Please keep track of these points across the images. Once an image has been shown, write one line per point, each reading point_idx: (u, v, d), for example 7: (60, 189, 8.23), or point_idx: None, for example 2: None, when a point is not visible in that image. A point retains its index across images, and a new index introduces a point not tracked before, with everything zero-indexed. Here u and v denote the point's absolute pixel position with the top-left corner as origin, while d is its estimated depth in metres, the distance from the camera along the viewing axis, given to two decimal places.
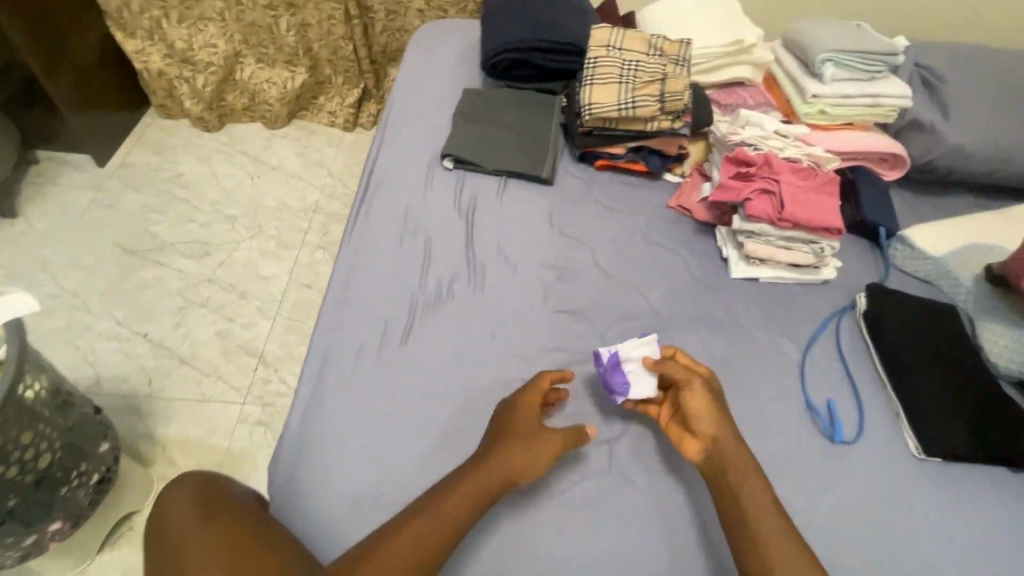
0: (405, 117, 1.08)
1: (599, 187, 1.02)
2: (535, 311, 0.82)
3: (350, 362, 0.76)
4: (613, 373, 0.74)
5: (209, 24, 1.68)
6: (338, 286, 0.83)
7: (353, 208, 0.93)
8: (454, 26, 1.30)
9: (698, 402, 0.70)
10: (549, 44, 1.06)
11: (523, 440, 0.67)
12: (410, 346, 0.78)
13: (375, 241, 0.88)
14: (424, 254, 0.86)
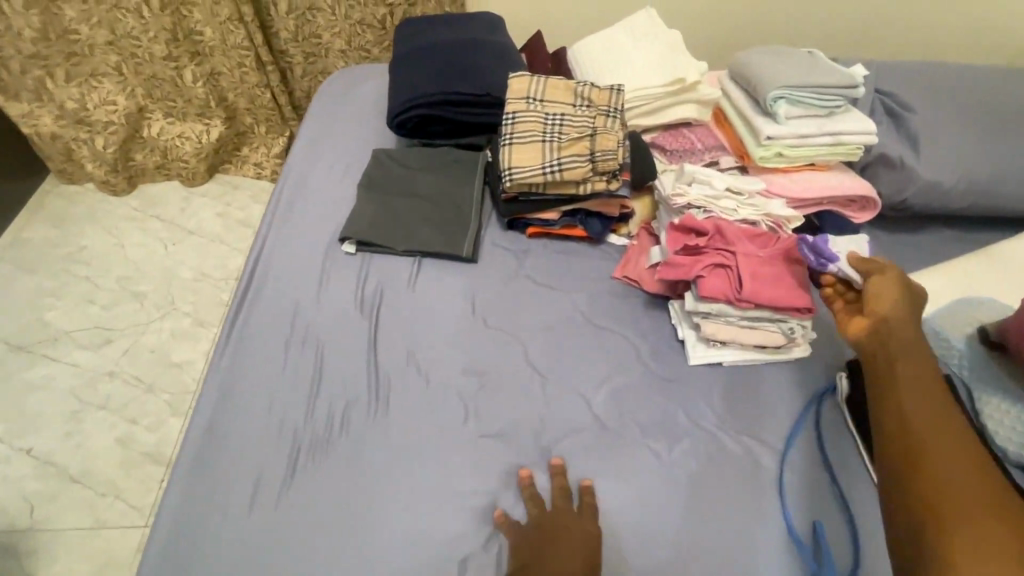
0: (299, 191, 0.92)
1: (532, 259, 0.87)
2: (447, 438, 0.67)
3: (213, 531, 0.61)
4: (820, 248, 0.71)
5: (105, 80, 1.51)
6: (204, 425, 0.68)
7: (229, 314, 0.77)
8: (367, 74, 1.16)
9: (881, 286, 0.65)
10: (463, 97, 0.91)
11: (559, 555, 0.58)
12: (288, 503, 0.63)
13: (254, 360, 0.72)
14: (314, 372, 0.71)
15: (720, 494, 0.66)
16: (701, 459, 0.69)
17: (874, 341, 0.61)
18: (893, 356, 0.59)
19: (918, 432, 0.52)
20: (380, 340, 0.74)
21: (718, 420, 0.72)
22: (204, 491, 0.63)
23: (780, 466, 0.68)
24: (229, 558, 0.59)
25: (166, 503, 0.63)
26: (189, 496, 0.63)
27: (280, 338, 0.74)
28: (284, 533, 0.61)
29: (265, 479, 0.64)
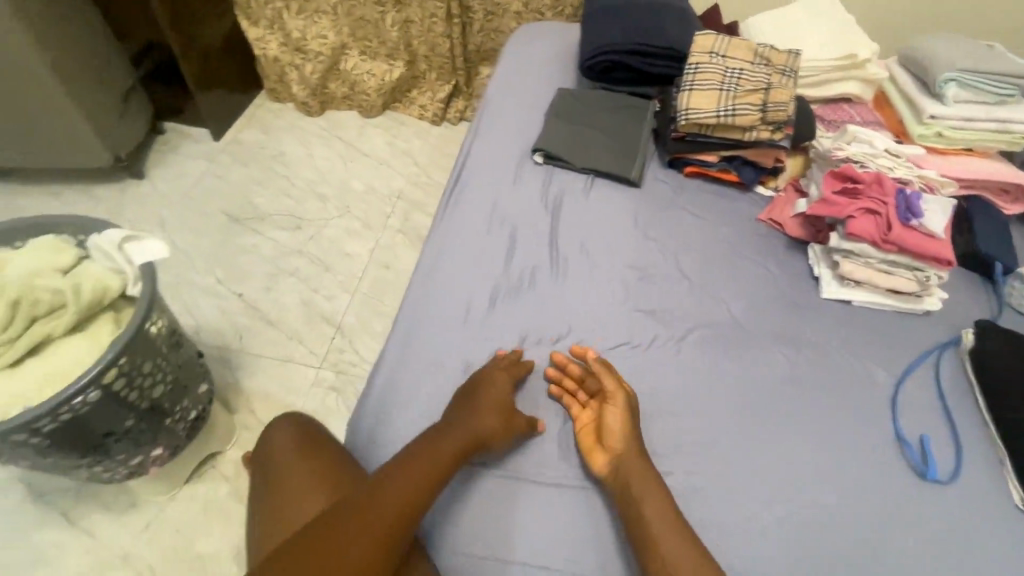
0: (498, 113, 1.11)
1: (687, 194, 1.00)
2: (611, 309, 0.83)
3: (432, 338, 0.79)
4: (911, 201, 0.82)
5: (323, 17, 1.81)
6: (424, 267, 0.87)
7: (443, 198, 0.97)
8: (552, 27, 1.33)
9: (616, 420, 0.71)
10: (648, 49, 1.06)
11: (485, 425, 0.69)
12: (488, 329, 0.80)
13: (463, 226, 0.91)
14: (509, 242, 0.89)
15: (835, 398, 0.77)
16: (823, 369, 0.80)
17: (625, 482, 0.66)
18: (636, 494, 0.65)
19: (655, 539, 0.61)
20: (560, 231, 0.91)
21: (842, 344, 0.82)
22: (428, 310, 0.82)
23: (895, 389, 0.78)
24: (445, 355, 0.78)
25: (402, 314, 0.82)
26: (416, 312, 0.82)
27: (485, 216, 0.92)
28: (482, 351, 0.79)
29: (470, 311, 0.82)
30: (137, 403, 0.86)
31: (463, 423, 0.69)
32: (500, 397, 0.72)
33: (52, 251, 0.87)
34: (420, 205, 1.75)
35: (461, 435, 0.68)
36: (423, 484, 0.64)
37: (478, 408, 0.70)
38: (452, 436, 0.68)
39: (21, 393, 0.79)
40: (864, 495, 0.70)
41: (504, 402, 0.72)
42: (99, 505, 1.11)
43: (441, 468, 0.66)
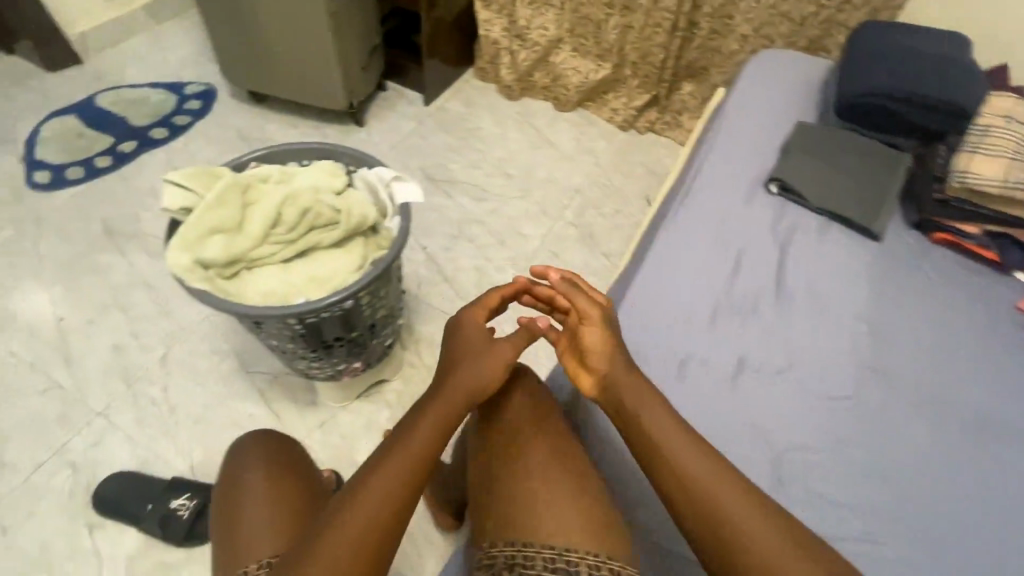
0: (732, 135, 1.10)
1: (933, 263, 0.92)
2: (836, 358, 0.80)
3: (653, 337, 0.80)
4: None
5: (551, 10, 1.90)
6: (648, 268, 0.88)
7: (670, 208, 0.99)
8: (795, 57, 1.29)
9: (596, 336, 0.76)
10: (923, 99, 0.99)
11: (471, 366, 0.77)
12: (709, 343, 0.80)
13: (691, 239, 0.91)
14: (735, 265, 0.88)
15: None
16: None
17: (639, 416, 0.69)
18: (631, 418, 0.70)
19: (666, 459, 0.66)
20: (789, 266, 0.89)
21: None
22: (649, 307, 0.83)
23: None
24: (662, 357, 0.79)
25: (623, 305, 0.84)
26: (637, 306, 0.83)
27: (713, 234, 0.92)
28: (700, 365, 0.78)
29: (690, 319, 0.82)
30: (365, 320, 0.99)
31: (452, 367, 0.78)
32: (480, 343, 0.81)
33: (330, 174, 1.02)
34: (596, 204, 1.79)
35: (470, 376, 0.76)
36: (438, 421, 0.73)
37: (479, 356, 0.79)
38: (455, 378, 0.76)
39: (292, 286, 0.94)
40: None
41: (481, 347, 0.80)
42: (288, 394, 1.29)
43: (451, 406, 0.74)
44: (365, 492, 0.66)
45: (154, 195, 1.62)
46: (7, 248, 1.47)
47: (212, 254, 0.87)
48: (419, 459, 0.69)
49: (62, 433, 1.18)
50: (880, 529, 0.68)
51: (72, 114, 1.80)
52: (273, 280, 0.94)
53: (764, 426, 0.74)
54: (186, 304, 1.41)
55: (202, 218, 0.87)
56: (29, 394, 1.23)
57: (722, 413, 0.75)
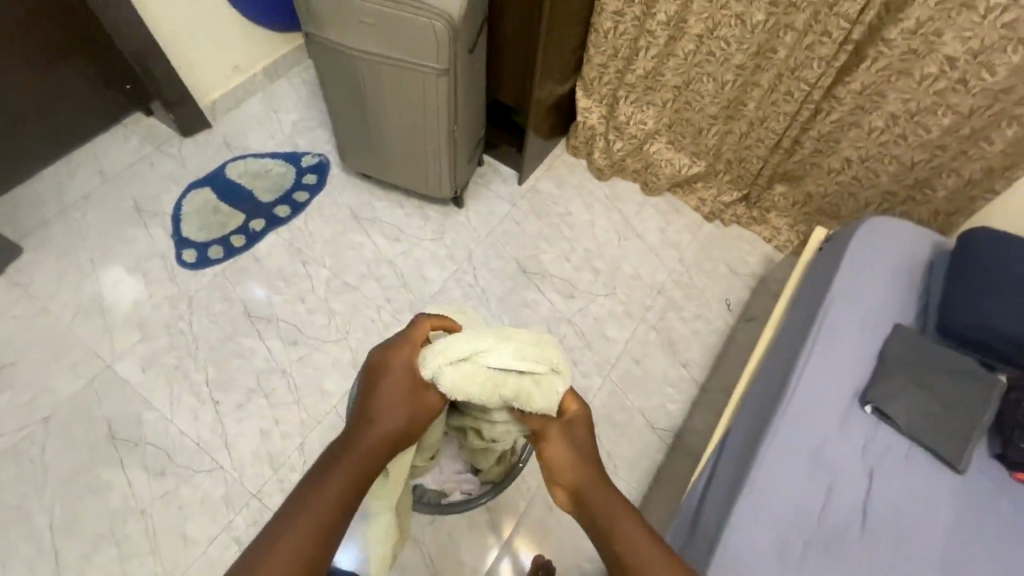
0: (838, 333, 1.18)
1: (1007, 498, 1.03)
2: None
3: (768, 546, 0.98)
4: None
5: (652, 108, 1.93)
6: (765, 466, 1.05)
7: (786, 392, 1.12)
8: (915, 228, 1.34)
9: (553, 451, 0.87)
10: (1010, 347, 1.09)
11: (379, 427, 0.83)
12: (812, 559, 0.97)
13: (802, 441, 1.07)
14: (832, 481, 1.04)
15: None
16: None
17: (569, 488, 0.84)
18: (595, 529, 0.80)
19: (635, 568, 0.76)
20: (873, 509, 1.02)
21: None
22: (741, 547, 0.98)
23: None
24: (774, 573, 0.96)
25: (723, 541, 0.99)
26: (728, 542, 0.98)
27: (806, 476, 1.04)
28: None
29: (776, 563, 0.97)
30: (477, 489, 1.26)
31: (359, 425, 0.83)
32: (384, 409, 0.85)
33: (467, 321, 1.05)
34: (678, 309, 1.89)
35: (383, 426, 0.83)
36: (351, 482, 0.77)
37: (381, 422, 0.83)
38: (361, 441, 0.81)
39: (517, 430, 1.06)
40: None
41: (382, 410, 0.85)
42: None
43: (342, 482, 0.76)
44: (273, 560, 0.68)
45: (283, 279, 1.83)
46: (166, 327, 1.71)
47: (542, 392, 0.89)
48: (332, 516, 0.73)
49: (227, 513, 1.45)
50: None
51: (207, 185, 2.01)
52: (488, 427, 1.00)
53: None
54: (316, 394, 1.64)
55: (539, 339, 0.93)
56: (197, 473, 1.50)
57: None
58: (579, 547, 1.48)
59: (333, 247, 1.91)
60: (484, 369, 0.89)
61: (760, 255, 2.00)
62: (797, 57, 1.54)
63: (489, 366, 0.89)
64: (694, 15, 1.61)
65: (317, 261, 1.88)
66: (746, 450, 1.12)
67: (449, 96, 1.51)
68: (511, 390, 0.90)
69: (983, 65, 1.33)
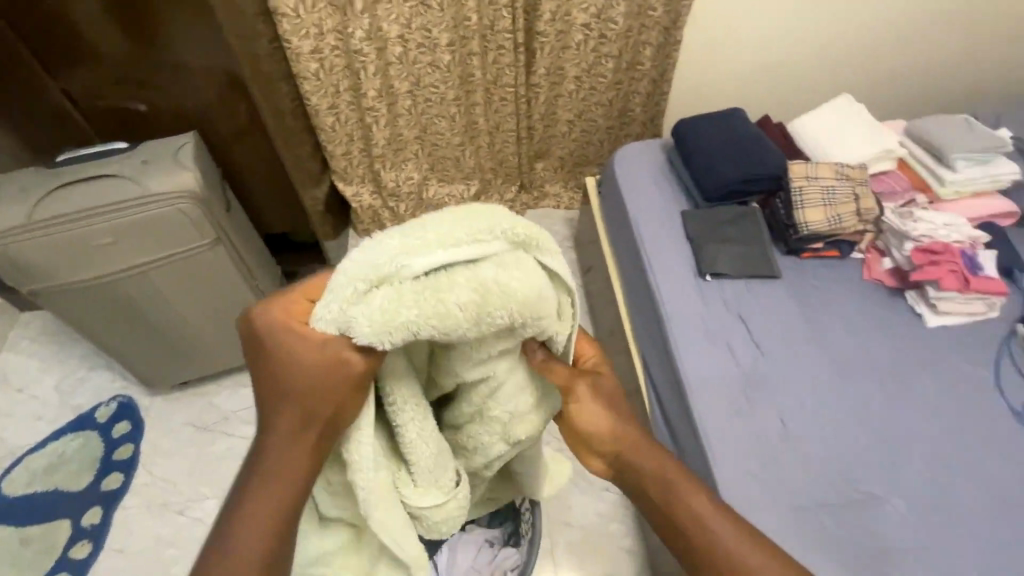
0: (656, 241, 1.47)
1: (810, 272, 1.42)
2: (808, 370, 1.27)
3: (725, 417, 1.20)
4: (971, 256, 1.31)
5: (410, 163, 2.06)
6: (685, 367, 1.27)
7: (659, 306, 1.37)
8: (645, 142, 1.72)
9: (589, 415, 0.65)
10: (747, 183, 1.49)
11: (287, 414, 0.58)
12: (753, 403, 1.22)
13: (691, 331, 1.32)
14: (726, 343, 1.31)
15: (975, 400, 1.22)
16: (955, 375, 1.25)
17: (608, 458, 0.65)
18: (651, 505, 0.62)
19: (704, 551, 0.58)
20: (755, 334, 1.32)
21: (955, 355, 1.28)
22: (712, 427, 1.19)
23: (997, 379, 1.24)
24: (742, 432, 1.18)
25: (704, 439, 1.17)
26: (706, 437, 1.17)
27: (711, 353, 1.29)
28: (764, 423, 1.20)
29: (738, 425, 1.19)
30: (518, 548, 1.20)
31: (264, 423, 0.60)
32: (283, 380, 0.59)
33: None
34: None
35: (275, 426, 0.58)
36: (267, 514, 0.56)
37: (289, 401, 0.58)
38: (272, 445, 0.58)
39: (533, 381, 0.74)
40: (999, 447, 1.17)
41: (283, 382, 0.59)
42: None
43: (277, 486, 0.57)
44: None
45: (166, 548, 1.51)
46: None
47: (515, 275, 0.57)
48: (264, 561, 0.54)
49: None
50: (891, 488, 1.13)
51: None
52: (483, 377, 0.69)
53: (834, 445, 1.17)
54: None
55: (477, 212, 0.59)
56: None
57: (799, 454, 1.16)
58: (612, 532, 1.56)
59: (198, 472, 1.63)
60: (413, 283, 0.54)
61: (561, 219, 2.29)
62: (491, 72, 1.84)
63: (413, 276, 0.55)
64: (397, 79, 1.78)
65: (192, 500, 1.58)
66: (666, 365, 1.34)
67: (237, 261, 1.43)
68: (471, 294, 0.55)
69: (607, 20, 1.76)
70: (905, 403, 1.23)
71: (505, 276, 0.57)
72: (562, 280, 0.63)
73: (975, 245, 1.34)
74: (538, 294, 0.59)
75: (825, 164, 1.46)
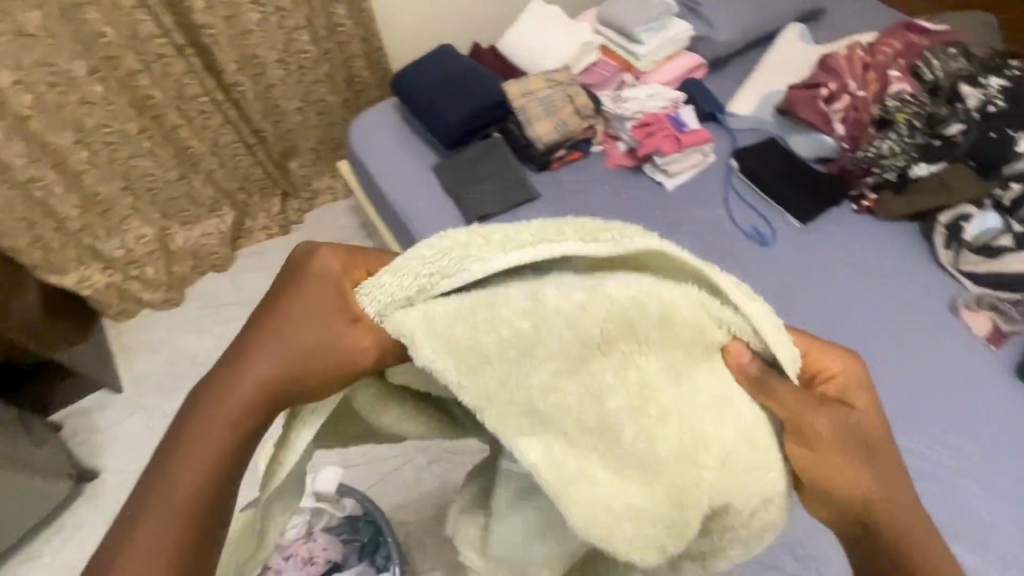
0: (413, 207, 1.43)
1: (563, 180, 1.47)
2: None
3: None
4: (676, 116, 1.45)
5: (135, 218, 1.76)
6: None
7: None
8: (378, 107, 1.63)
9: (824, 428, 0.53)
10: (478, 117, 1.45)
11: (262, 362, 0.51)
12: None
13: None
14: None
15: (720, 237, 1.38)
16: (698, 223, 1.40)
17: (836, 476, 0.53)
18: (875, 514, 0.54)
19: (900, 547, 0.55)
20: None
21: (693, 205, 1.42)
22: None
23: (727, 212, 1.41)
24: None
25: None
26: None
27: None
28: None
29: None
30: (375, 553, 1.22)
31: (228, 365, 0.52)
32: (282, 326, 0.52)
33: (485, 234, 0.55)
34: None
35: (233, 392, 0.50)
36: (187, 491, 0.48)
37: (273, 348, 0.52)
38: (232, 390, 0.51)
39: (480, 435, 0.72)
40: (746, 267, 1.33)
41: (277, 329, 0.52)
42: None
43: (222, 435, 0.50)
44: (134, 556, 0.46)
45: None
46: None
47: (635, 281, 0.54)
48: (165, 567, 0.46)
49: None
50: None
51: None
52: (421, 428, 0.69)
53: None
54: None
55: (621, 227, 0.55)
56: None
57: None
58: None
59: None
60: (464, 280, 0.53)
61: None
62: (171, 88, 1.61)
63: (479, 273, 0.53)
64: (52, 133, 1.50)
65: None
66: None
67: None
68: (590, 307, 0.53)
69: None
70: None
71: (622, 286, 0.53)
72: (709, 278, 0.54)
73: (677, 105, 1.48)
74: (638, 308, 0.53)
75: (536, 76, 1.48)
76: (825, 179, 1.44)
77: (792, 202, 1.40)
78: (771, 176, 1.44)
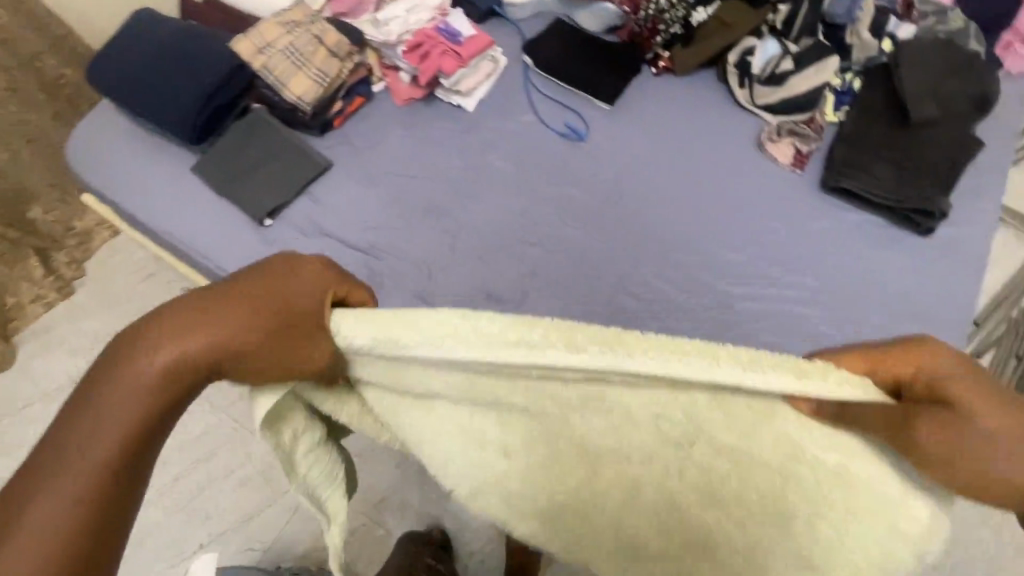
0: (186, 226, 1.17)
1: (353, 135, 1.27)
2: (410, 229, 1.18)
3: None
4: (448, 27, 1.29)
5: None
6: None
7: None
8: (97, 116, 1.29)
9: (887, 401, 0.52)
10: (216, 94, 1.20)
11: (199, 340, 0.51)
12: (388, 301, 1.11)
13: None
14: None
15: (537, 143, 1.27)
16: (511, 136, 1.28)
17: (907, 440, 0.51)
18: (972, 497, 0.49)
19: None
20: (345, 236, 1.17)
21: (501, 118, 1.30)
22: None
23: (537, 114, 1.31)
24: None
25: None
26: None
27: None
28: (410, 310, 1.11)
29: None
30: None
31: (172, 326, 0.52)
32: (227, 308, 0.52)
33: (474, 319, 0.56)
34: None
35: (159, 359, 0.51)
36: (97, 455, 0.51)
37: (215, 329, 0.51)
38: (166, 359, 0.51)
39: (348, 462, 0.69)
40: (572, 167, 1.25)
41: (225, 310, 0.52)
42: None
43: (145, 402, 0.52)
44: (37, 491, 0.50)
45: None
46: None
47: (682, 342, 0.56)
48: (75, 500, 0.50)
49: None
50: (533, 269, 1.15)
51: None
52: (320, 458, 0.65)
53: (471, 276, 1.14)
54: None
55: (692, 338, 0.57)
56: None
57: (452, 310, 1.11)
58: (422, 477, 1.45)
59: None
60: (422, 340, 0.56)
61: None
62: None
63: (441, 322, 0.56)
64: None
65: None
66: None
67: None
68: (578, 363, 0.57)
69: None
70: (495, 190, 1.23)
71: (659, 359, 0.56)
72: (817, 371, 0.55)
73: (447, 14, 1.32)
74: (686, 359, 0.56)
75: (265, 22, 1.25)
76: (620, 50, 1.37)
77: (594, 85, 1.33)
78: (569, 63, 1.35)
